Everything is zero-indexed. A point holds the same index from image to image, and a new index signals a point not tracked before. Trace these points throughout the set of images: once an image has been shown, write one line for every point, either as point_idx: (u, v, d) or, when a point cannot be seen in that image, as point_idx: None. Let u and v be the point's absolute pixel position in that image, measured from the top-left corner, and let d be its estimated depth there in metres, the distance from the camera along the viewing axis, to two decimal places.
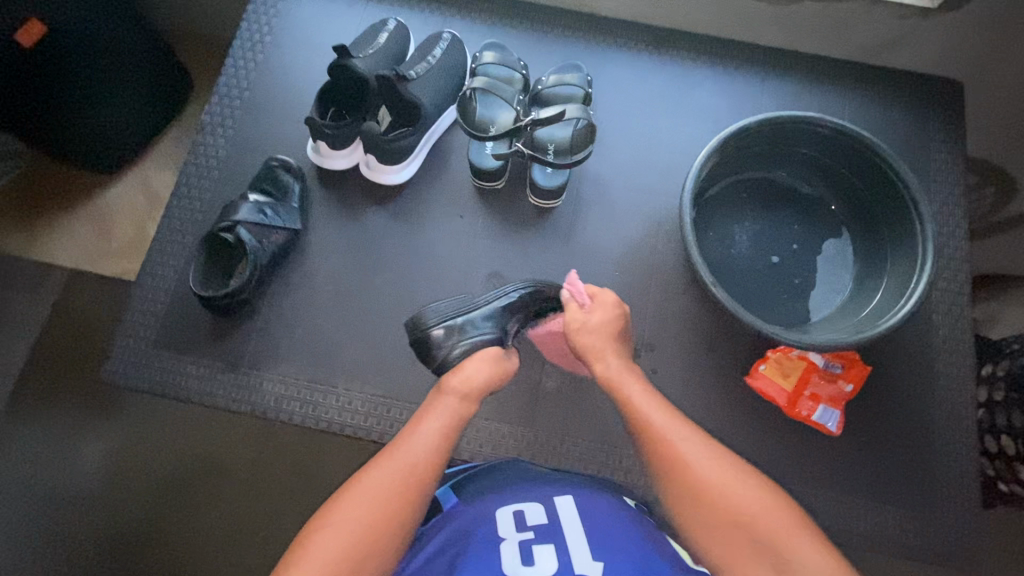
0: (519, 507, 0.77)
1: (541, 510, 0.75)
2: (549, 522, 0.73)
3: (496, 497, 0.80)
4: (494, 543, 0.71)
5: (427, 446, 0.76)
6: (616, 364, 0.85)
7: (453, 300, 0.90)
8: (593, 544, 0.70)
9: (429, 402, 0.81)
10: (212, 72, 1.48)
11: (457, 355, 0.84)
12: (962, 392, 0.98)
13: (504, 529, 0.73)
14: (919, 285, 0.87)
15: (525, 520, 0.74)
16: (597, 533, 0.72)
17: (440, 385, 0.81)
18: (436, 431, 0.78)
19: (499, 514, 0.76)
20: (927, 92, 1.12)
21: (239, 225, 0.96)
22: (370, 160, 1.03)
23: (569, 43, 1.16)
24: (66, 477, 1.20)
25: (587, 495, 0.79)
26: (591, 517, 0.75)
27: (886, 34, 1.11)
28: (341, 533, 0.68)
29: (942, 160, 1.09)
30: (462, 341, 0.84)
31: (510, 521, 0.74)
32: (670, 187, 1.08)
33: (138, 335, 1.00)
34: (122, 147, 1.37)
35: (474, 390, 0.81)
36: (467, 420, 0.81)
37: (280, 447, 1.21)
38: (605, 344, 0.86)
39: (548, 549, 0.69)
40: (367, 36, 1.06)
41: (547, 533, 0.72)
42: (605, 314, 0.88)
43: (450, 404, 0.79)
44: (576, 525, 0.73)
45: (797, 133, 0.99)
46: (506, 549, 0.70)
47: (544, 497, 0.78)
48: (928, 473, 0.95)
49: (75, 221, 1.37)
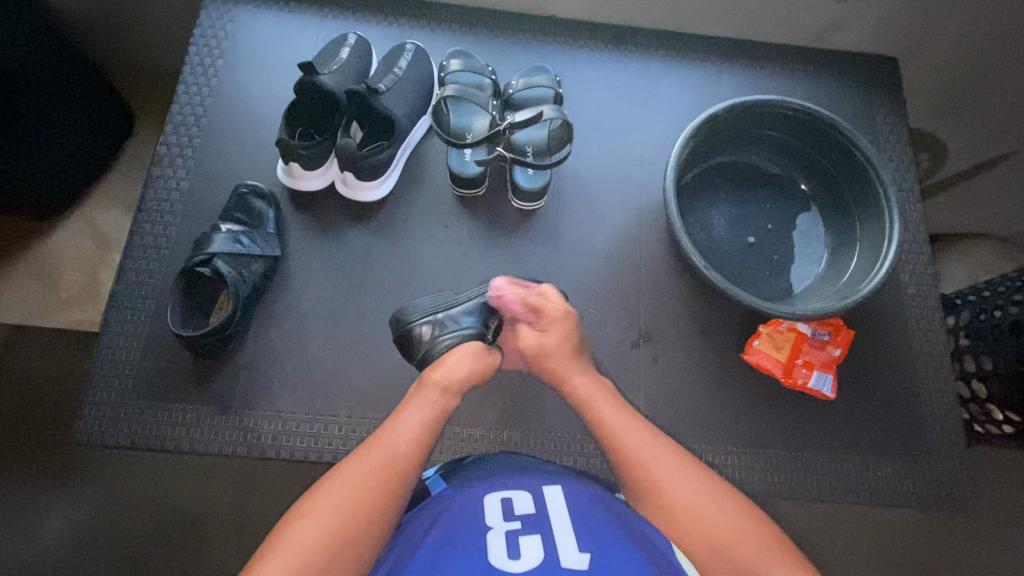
0: (507, 496, 0.72)
1: (529, 500, 0.71)
2: (537, 511, 0.69)
3: (484, 486, 0.74)
4: (480, 534, 0.67)
5: (411, 436, 0.75)
6: (586, 384, 0.84)
7: (436, 295, 0.90)
8: (580, 534, 0.67)
9: (411, 396, 0.80)
10: (155, 102, 1.40)
11: (441, 349, 0.84)
12: (937, 344, 1.05)
13: (491, 519, 0.69)
14: (891, 249, 0.93)
15: (512, 510, 0.70)
16: (583, 524, 0.68)
17: (422, 379, 0.81)
18: (419, 422, 0.77)
19: (485, 503, 0.71)
20: (867, 71, 1.21)
21: (215, 257, 0.91)
22: (347, 178, 1.00)
23: (532, 47, 1.17)
24: (34, 552, 1.09)
25: (577, 487, 0.74)
26: (578, 508, 0.70)
27: (827, 18, 1.18)
28: (319, 519, 0.65)
29: (889, 132, 1.17)
30: (445, 334, 0.84)
31: (498, 512, 0.70)
32: (648, 178, 1.11)
33: (111, 387, 0.92)
34: (65, 189, 1.26)
35: (458, 382, 0.81)
36: (450, 413, 0.80)
37: (273, 489, 1.13)
38: (566, 363, 0.86)
39: (535, 541, 0.65)
40: (329, 52, 1.02)
41: (534, 523, 0.68)
42: (563, 332, 0.87)
43: (433, 396, 0.79)
44: (564, 516, 0.69)
45: (761, 115, 1.04)
46: (492, 540, 0.66)
47: (533, 487, 0.73)
48: (918, 424, 1.00)
49: (18, 275, 1.26)
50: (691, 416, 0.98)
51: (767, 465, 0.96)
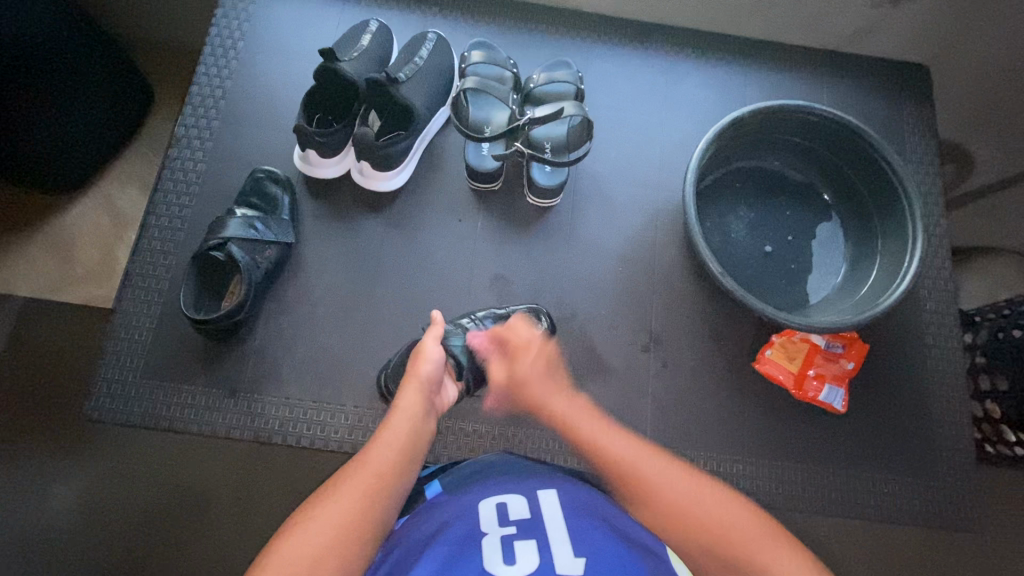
0: (501, 500, 0.71)
1: (524, 504, 0.70)
2: (532, 516, 0.68)
3: (478, 490, 0.73)
4: (475, 538, 0.66)
5: (393, 446, 0.72)
6: (564, 404, 0.87)
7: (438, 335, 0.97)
8: (574, 539, 0.65)
9: (395, 403, 0.78)
10: (173, 81, 1.39)
11: (392, 367, 0.91)
12: (952, 362, 1.03)
13: (486, 524, 0.68)
14: (913, 264, 0.91)
15: (507, 514, 0.69)
16: (579, 528, 0.67)
17: (402, 387, 0.80)
18: (406, 427, 0.75)
19: (481, 507, 0.70)
20: (897, 79, 1.18)
21: (230, 241, 0.91)
22: (364, 167, 0.99)
23: (555, 41, 1.15)
24: (42, 520, 1.12)
25: (571, 490, 0.73)
26: (574, 513, 0.69)
27: (860, 22, 1.15)
28: (316, 529, 0.62)
29: (916, 143, 1.14)
30: (392, 359, 0.92)
31: (493, 516, 0.69)
32: (667, 180, 1.09)
33: (123, 365, 0.93)
34: (83, 165, 1.26)
35: (431, 377, 0.81)
36: (432, 416, 0.80)
37: (276, 474, 1.14)
38: (545, 385, 0.89)
39: (530, 546, 0.64)
40: (350, 38, 1.01)
41: (528, 527, 0.67)
42: (535, 355, 0.90)
43: (413, 399, 0.78)
44: (559, 520, 0.68)
45: (787, 120, 1.02)
46: (487, 545, 0.65)
47: (529, 492, 0.72)
48: (929, 442, 0.99)
49: (34, 248, 1.27)
50: (697, 423, 0.97)
51: (771, 474, 0.95)
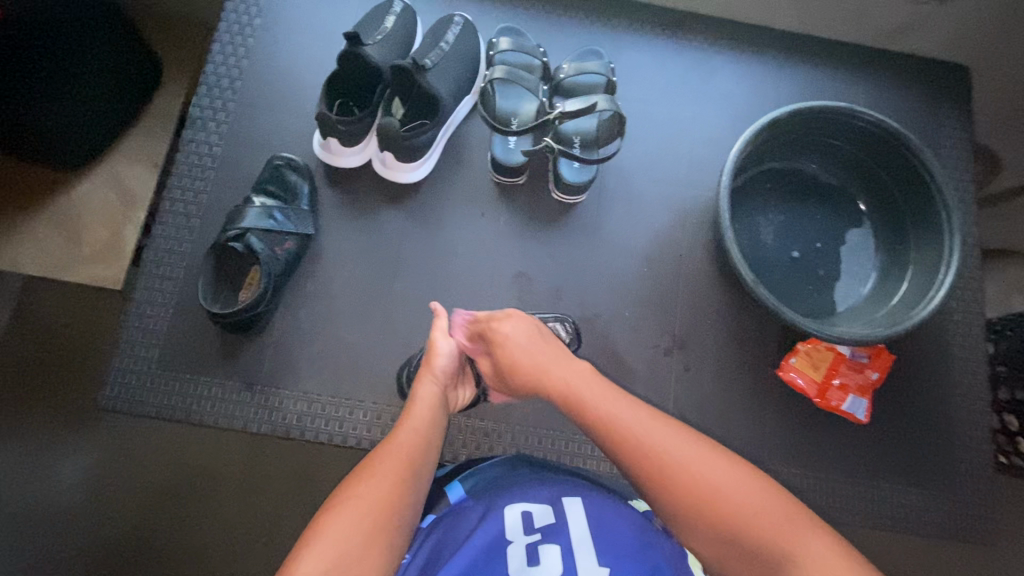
0: (527, 507, 0.70)
1: (550, 513, 0.69)
2: (557, 524, 0.67)
3: (503, 495, 0.72)
4: (500, 546, 0.65)
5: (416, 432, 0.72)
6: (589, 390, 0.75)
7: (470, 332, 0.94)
8: (599, 548, 0.65)
9: (413, 392, 0.78)
10: (181, 53, 1.33)
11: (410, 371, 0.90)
12: (977, 374, 1.01)
13: (511, 530, 0.67)
14: (948, 277, 0.88)
15: (532, 522, 0.68)
16: (604, 537, 0.66)
17: (419, 377, 0.80)
18: (426, 416, 0.75)
19: (506, 513, 0.69)
20: (938, 80, 1.14)
21: (248, 233, 0.89)
22: (386, 157, 0.96)
23: (586, 27, 1.10)
24: (54, 501, 1.11)
25: (597, 499, 0.71)
26: (600, 524, 0.68)
27: (903, 19, 1.10)
28: (355, 511, 0.61)
29: (951, 147, 1.11)
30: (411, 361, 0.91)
31: (518, 523, 0.68)
32: (697, 178, 1.06)
33: (138, 354, 0.91)
34: (90, 141, 1.21)
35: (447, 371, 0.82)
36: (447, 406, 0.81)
37: (286, 463, 1.13)
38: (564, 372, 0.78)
39: (555, 554, 0.64)
40: (372, 19, 0.96)
41: (552, 534, 0.66)
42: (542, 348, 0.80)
43: (432, 389, 0.79)
44: (583, 528, 0.67)
45: (827, 120, 0.98)
46: (511, 554, 0.64)
47: (554, 499, 0.71)
48: (949, 454, 0.98)
49: (41, 225, 1.22)
50: (718, 429, 0.96)
51: (790, 482, 0.95)
